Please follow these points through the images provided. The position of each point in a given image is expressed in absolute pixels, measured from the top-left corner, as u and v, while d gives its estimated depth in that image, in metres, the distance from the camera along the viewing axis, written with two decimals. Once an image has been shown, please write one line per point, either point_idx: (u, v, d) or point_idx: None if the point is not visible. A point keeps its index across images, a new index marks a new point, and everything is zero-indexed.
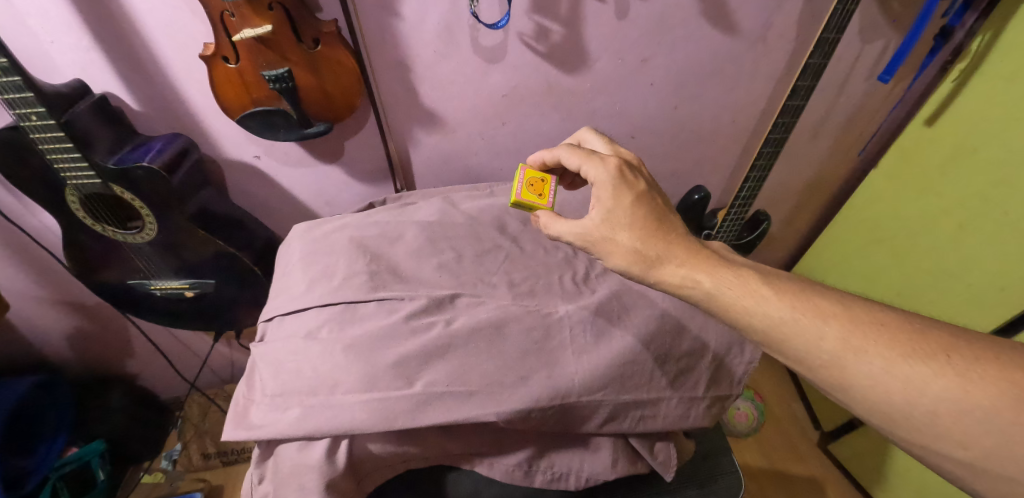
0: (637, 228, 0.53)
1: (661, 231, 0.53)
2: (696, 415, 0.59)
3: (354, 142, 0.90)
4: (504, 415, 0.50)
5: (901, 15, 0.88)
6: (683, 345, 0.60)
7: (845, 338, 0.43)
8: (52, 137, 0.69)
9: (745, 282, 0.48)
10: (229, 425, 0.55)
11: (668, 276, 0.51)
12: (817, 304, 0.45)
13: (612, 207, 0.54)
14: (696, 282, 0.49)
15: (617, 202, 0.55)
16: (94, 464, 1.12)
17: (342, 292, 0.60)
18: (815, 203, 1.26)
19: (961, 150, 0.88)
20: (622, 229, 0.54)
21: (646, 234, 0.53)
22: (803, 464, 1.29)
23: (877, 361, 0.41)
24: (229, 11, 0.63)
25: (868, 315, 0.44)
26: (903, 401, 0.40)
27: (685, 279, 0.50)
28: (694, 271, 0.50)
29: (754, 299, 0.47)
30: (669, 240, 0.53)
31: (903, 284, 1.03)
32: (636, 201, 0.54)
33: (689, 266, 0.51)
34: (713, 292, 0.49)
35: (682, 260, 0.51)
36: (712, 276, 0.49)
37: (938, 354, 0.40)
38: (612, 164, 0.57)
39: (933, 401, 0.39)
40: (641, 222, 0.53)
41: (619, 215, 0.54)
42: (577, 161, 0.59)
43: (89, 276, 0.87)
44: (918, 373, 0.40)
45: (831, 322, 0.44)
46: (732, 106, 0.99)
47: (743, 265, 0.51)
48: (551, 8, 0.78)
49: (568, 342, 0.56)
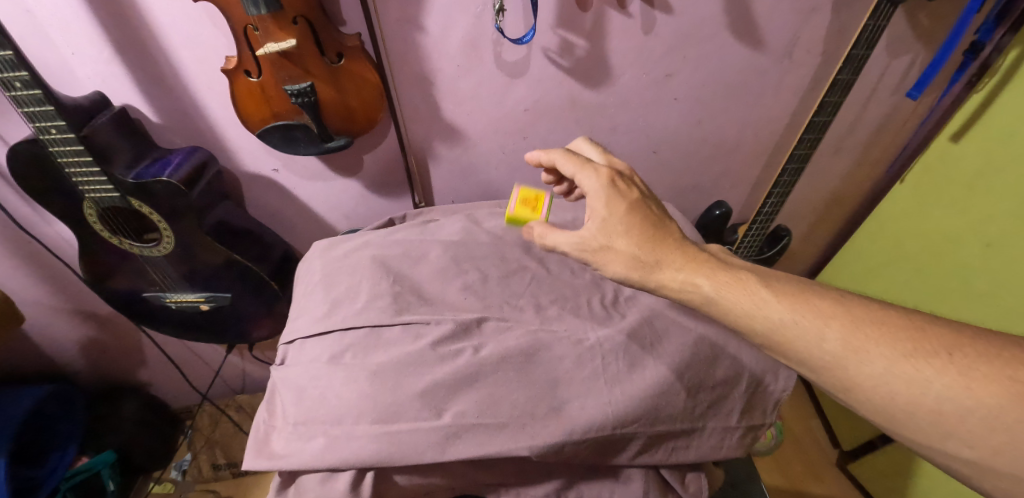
0: (635, 234, 0.52)
1: (658, 236, 0.52)
2: (729, 445, 0.57)
3: (373, 155, 0.88)
4: (537, 449, 0.48)
5: (933, 29, 0.86)
6: (717, 371, 0.58)
7: (847, 339, 0.42)
8: (71, 151, 0.68)
9: (747, 290, 0.47)
10: (249, 454, 0.53)
11: (667, 281, 0.50)
12: (816, 305, 0.45)
13: (608, 216, 0.53)
14: (695, 286, 0.48)
15: (612, 210, 0.53)
16: (105, 475, 1.09)
17: (366, 314, 0.58)
18: (836, 217, 1.23)
19: (989, 166, 0.85)
20: (619, 236, 0.52)
21: (644, 240, 0.52)
22: (820, 483, 1.26)
23: (879, 362, 0.41)
24: (252, 25, 0.62)
25: (869, 314, 0.43)
26: (906, 401, 0.40)
27: (684, 283, 0.49)
28: (693, 275, 0.49)
29: (754, 302, 0.46)
30: (666, 245, 0.51)
31: (925, 300, 1.00)
32: (631, 209, 0.53)
33: (688, 271, 0.49)
34: (714, 297, 0.47)
35: (680, 264, 0.50)
36: (712, 280, 0.48)
37: (941, 352, 0.40)
38: (603, 173, 0.56)
39: (937, 401, 0.39)
40: (639, 229, 0.52)
41: (616, 223, 0.53)
42: (573, 169, 0.58)
43: (105, 287, 0.86)
44: (921, 372, 0.39)
45: (832, 324, 0.43)
46: (755, 121, 0.97)
47: (741, 268, 0.50)
48: (576, 22, 0.77)
49: (600, 370, 0.54)
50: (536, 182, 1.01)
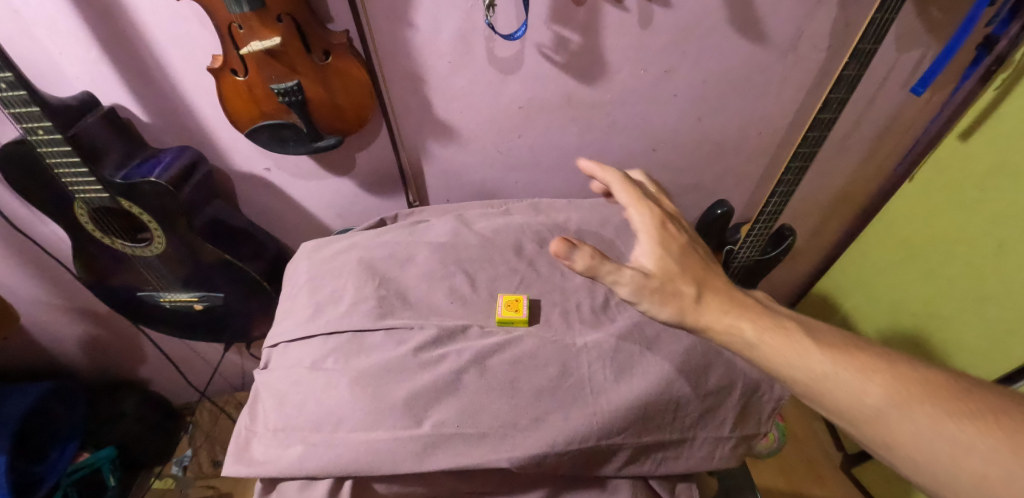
0: (688, 275, 0.48)
1: (707, 279, 0.49)
2: (721, 457, 0.55)
3: (365, 154, 0.87)
4: (517, 460, 0.47)
5: (944, 23, 0.82)
6: (709, 382, 0.55)
7: (888, 394, 0.39)
8: (60, 152, 0.68)
9: (792, 342, 0.44)
10: (229, 460, 0.52)
11: (712, 322, 0.46)
12: (859, 357, 0.42)
13: (664, 253, 0.49)
14: (737, 329, 0.45)
15: (666, 248, 0.49)
16: (106, 470, 1.11)
17: (349, 318, 0.57)
18: (843, 216, 1.20)
19: (1003, 166, 0.82)
20: (675, 276, 0.48)
21: (698, 281, 0.48)
22: (823, 485, 1.23)
23: (923, 420, 0.38)
24: (237, 23, 0.61)
25: (914, 371, 0.41)
26: (951, 464, 0.36)
27: (728, 325, 0.46)
28: (735, 318, 0.46)
29: (795, 350, 0.43)
30: (713, 287, 0.48)
31: (934, 302, 0.97)
32: (683, 251, 0.49)
33: (731, 312, 0.46)
34: (755, 342, 0.44)
35: (724, 305, 0.47)
36: (755, 325, 0.45)
37: (992, 416, 0.37)
38: (655, 213, 0.51)
39: (987, 468, 0.35)
40: (692, 270, 0.49)
41: (670, 261, 0.49)
42: (627, 201, 0.53)
43: (100, 286, 0.86)
44: (968, 435, 0.36)
45: (874, 378, 0.40)
46: (759, 118, 0.95)
47: (786, 317, 0.47)
48: (571, 16, 0.75)
49: (587, 379, 0.53)
50: (531, 181, 1.00)
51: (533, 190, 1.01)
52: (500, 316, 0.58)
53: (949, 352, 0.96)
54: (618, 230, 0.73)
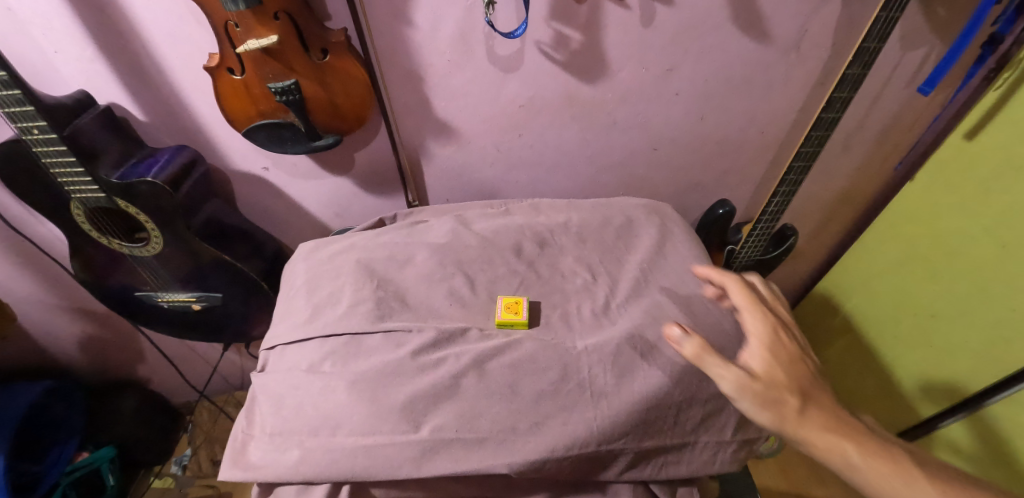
0: (797, 386, 0.48)
1: (814, 393, 0.49)
2: (724, 461, 0.54)
3: (364, 153, 0.87)
4: (517, 466, 0.47)
5: (950, 22, 0.81)
6: (711, 385, 0.54)
7: None
8: (55, 151, 0.67)
9: (902, 473, 0.44)
10: (226, 464, 0.52)
11: (814, 438, 0.46)
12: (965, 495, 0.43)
13: (774, 361, 0.50)
14: (844, 450, 0.45)
15: (777, 356, 0.50)
16: (105, 470, 1.11)
17: (346, 320, 0.57)
18: (845, 216, 1.19)
19: (1008, 166, 0.80)
20: (783, 385, 0.48)
21: (806, 393, 0.48)
22: (824, 485, 1.23)
23: None
24: (233, 21, 0.60)
25: None
26: None
27: (834, 445, 0.45)
28: (842, 438, 0.46)
29: (904, 482, 0.44)
30: (820, 401, 0.48)
31: (938, 303, 0.96)
32: (793, 361, 0.50)
33: (838, 431, 0.46)
34: (860, 466, 0.45)
35: (831, 422, 0.47)
36: (861, 448, 0.45)
37: None
38: (770, 321, 0.53)
39: None
40: (800, 381, 0.49)
41: (780, 369, 0.49)
42: (742, 304, 0.55)
43: (98, 286, 0.86)
44: None
45: None
46: (761, 117, 0.94)
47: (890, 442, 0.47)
48: (571, 14, 0.74)
49: (587, 383, 0.52)
50: (531, 180, 0.99)
51: (533, 189, 1.01)
52: (499, 318, 0.58)
53: (954, 353, 0.96)
54: (619, 231, 0.73)
